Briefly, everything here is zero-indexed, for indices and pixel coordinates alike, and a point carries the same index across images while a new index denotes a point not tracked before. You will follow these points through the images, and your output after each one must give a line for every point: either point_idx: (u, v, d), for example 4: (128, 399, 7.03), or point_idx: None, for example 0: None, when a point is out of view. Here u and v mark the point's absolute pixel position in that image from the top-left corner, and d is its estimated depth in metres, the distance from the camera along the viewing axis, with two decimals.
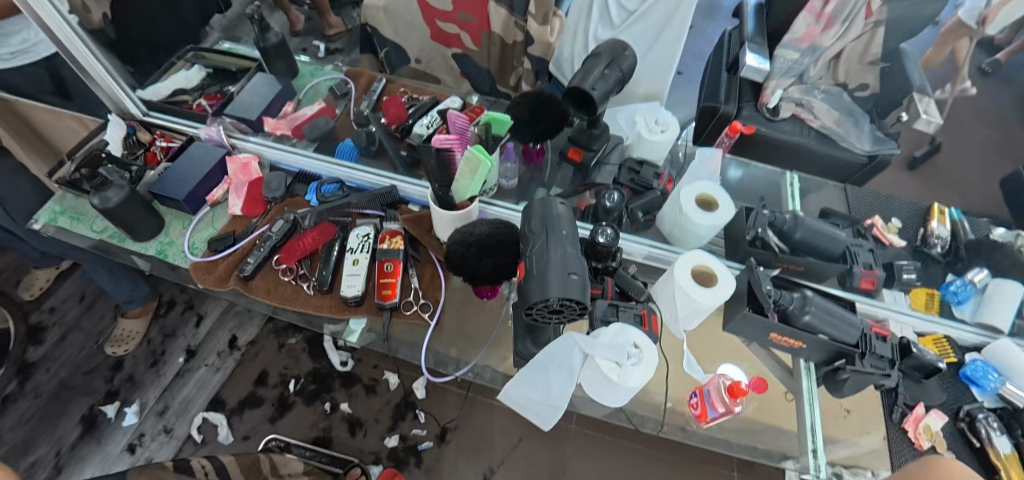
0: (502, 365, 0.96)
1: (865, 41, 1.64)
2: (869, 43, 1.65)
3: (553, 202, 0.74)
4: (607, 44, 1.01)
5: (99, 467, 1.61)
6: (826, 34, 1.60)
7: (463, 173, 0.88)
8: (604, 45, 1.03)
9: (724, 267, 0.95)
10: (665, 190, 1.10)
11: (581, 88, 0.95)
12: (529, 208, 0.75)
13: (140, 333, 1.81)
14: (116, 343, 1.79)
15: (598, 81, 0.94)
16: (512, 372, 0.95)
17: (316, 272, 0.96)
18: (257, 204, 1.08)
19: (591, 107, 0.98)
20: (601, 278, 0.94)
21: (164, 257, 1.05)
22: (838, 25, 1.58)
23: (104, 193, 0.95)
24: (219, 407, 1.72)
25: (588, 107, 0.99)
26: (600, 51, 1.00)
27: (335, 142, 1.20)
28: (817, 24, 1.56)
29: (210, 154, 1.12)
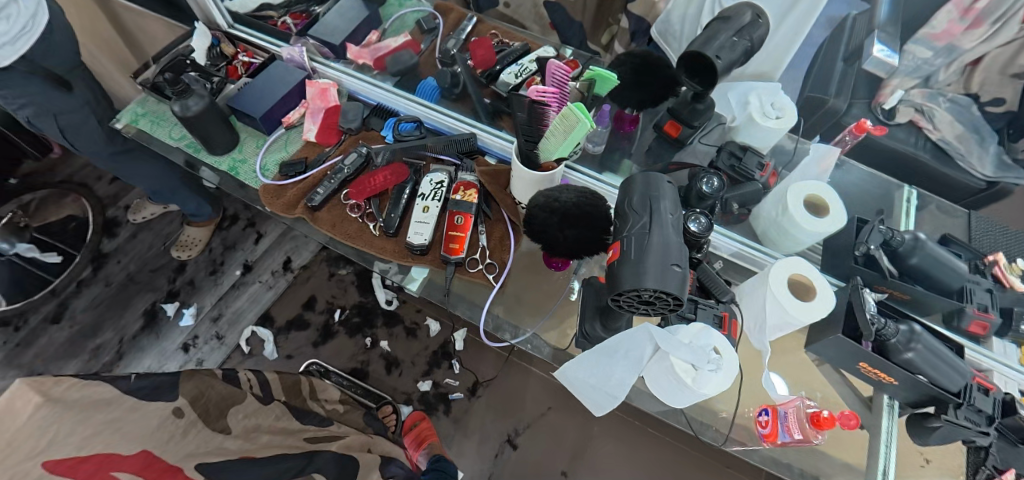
0: (555, 339, 0.91)
1: (1013, 50, 1.36)
2: (1018, 51, 1.37)
3: (658, 179, 0.66)
4: (733, 10, 0.89)
5: (156, 360, 1.71)
6: (969, 34, 1.35)
7: (555, 131, 0.80)
8: (730, 10, 0.90)
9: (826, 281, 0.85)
10: (767, 183, 0.99)
11: (700, 53, 0.84)
12: (629, 182, 0.66)
13: (203, 241, 1.87)
14: (181, 247, 1.85)
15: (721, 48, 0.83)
16: (565, 346, 0.90)
17: (383, 213, 0.92)
18: (332, 133, 1.04)
19: (706, 79, 0.87)
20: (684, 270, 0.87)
21: (235, 173, 1.02)
22: (987, 26, 1.32)
23: (186, 101, 0.94)
24: (267, 323, 1.78)
25: (702, 77, 0.87)
26: (728, 16, 0.87)
27: (417, 79, 1.12)
28: (962, 21, 1.32)
29: (291, 75, 1.08)
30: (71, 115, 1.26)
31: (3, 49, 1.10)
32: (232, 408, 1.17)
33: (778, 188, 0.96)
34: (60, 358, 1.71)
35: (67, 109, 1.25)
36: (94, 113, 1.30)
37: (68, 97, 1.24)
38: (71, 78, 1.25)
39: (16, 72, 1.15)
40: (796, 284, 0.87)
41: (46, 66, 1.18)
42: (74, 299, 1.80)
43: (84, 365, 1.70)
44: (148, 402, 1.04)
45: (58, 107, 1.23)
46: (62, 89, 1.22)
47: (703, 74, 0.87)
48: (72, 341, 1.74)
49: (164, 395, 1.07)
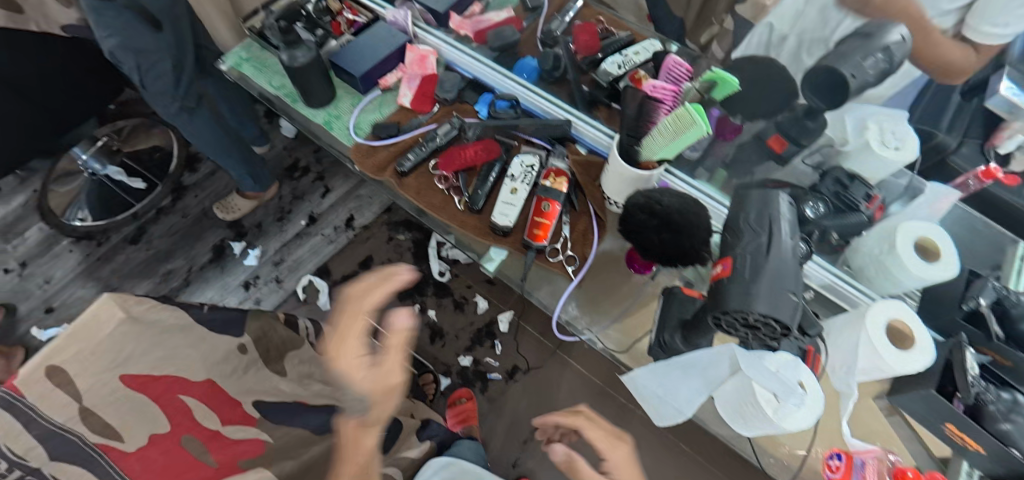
0: (615, 342, 0.90)
1: None
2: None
3: (780, 198, 0.62)
4: (873, 26, 0.82)
5: (218, 292, 1.81)
6: None
7: (665, 132, 0.77)
8: (868, 28, 0.83)
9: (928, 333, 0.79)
10: (873, 216, 0.91)
11: (833, 70, 0.77)
12: (746, 197, 0.63)
13: (244, 211, 1.89)
14: (225, 208, 1.88)
15: (859, 67, 0.76)
16: (624, 349, 0.89)
17: (470, 188, 0.92)
18: (426, 101, 1.04)
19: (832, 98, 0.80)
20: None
21: (328, 128, 1.04)
22: None
23: (294, 52, 0.94)
24: (324, 275, 1.84)
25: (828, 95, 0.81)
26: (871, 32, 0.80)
27: (516, 57, 1.10)
28: None
29: (394, 39, 1.08)
30: (162, 53, 1.35)
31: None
32: None
33: (885, 224, 0.89)
34: (134, 277, 1.83)
35: (148, 50, 1.33)
36: (172, 57, 1.37)
37: (156, 36, 1.33)
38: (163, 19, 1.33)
39: (113, 3, 1.24)
40: (893, 329, 0.81)
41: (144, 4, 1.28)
42: (152, 224, 1.91)
43: (155, 288, 1.81)
44: (219, 336, 0.97)
45: (142, 44, 1.31)
46: (152, 28, 1.31)
47: (829, 91, 0.80)
48: (147, 263, 1.85)
49: (232, 330, 1.00)
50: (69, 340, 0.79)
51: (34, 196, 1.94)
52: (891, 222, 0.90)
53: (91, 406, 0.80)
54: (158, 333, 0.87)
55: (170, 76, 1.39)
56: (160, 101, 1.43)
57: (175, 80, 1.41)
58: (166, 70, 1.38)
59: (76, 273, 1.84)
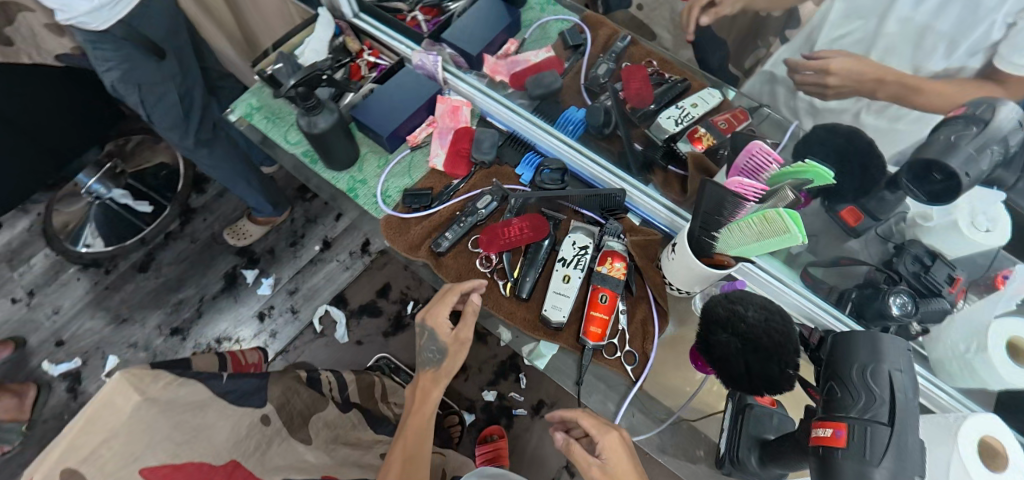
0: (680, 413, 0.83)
1: None
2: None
3: (898, 345, 0.54)
4: (977, 101, 0.71)
5: (232, 323, 1.74)
6: None
7: (744, 227, 0.67)
8: (971, 101, 0.73)
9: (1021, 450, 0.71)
10: (955, 302, 0.80)
11: (940, 162, 0.68)
12: (857, 342, 0.54)
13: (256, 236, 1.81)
14: (235, 233, 1.80)
15: (976, 165, 0.66)
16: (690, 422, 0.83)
17: (516, 272, 0.84)
18: (462, 163, 0.93)
19: (936, 190, 0.72)
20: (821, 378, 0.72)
21: (353, 195, 0.93)
22: None
23: (315, 117, 0.84)
24: (341, 304, 1.76)
25: (931, 187, 0.73)
26: (984, 114, 0.68)
27: (557, 106, 0.99)
28: None
29: (422, 88, 0.97)
30: (166, 83, 1.24)
31: (100, 12, 1.07)
32: (316, 415, 1.13)
33: (971, 315, 0.79)
34: (145, 307, 1.76)
35: (152, 82, 1.21)
36: (175, 88, 1.26)
37: (159, 66, 1.21)
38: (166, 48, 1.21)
39: (111, 34, 1.12)
40: (983, 447, 0.72)
41: (144, 33, 1.16)
42: (161, 250, 1.83)
43: (167, 319, 1.74)
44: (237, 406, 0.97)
45: (145, 77, 1.20)
46: (154, 58, 1.20)
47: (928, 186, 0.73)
48: (157, 293, 1.78)
49: (252, 401, 1.00)
50: (80, 443, 0.73)
51: (39, 219, 1.85)
52: (978, 310, 0.79)
53: None
54: (177, 411, 0.85)
55: (178, 107, 1.27)
56: (174, 135, 1.31)
57: (185, 116, 1.30)
58: (171, 104, 1.26)
59: (85, 302, 1.76)
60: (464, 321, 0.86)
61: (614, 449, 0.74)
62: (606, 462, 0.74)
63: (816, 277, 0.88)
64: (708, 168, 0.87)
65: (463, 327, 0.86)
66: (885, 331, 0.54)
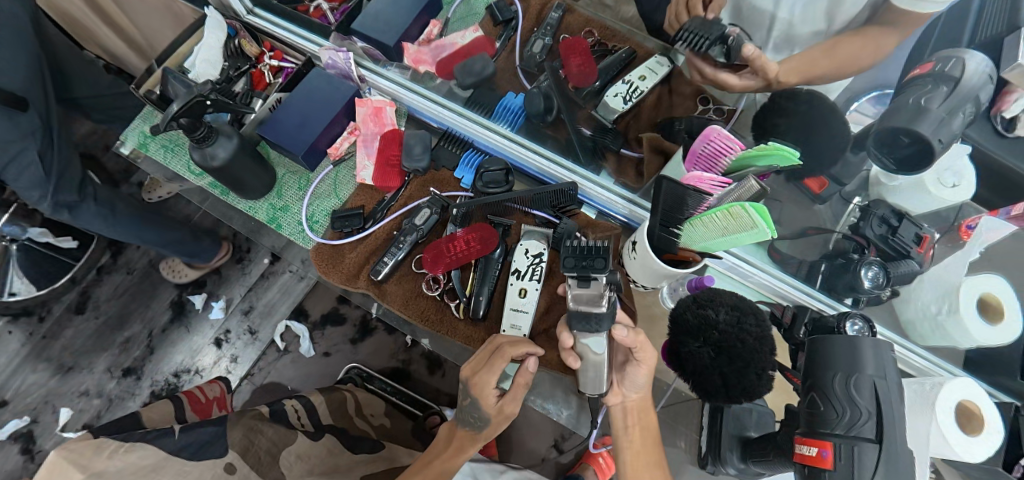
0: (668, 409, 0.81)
1: None
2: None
3: (878, 350, 0.52)
4: (940, 56, 0.69)
5: (188, 354, 1.58)
6: None
7: (709, 223, 0.60)
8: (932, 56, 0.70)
9: (994, 410, 0.69)
10: (924, 261, 0.78)
11: (909, 129, 0.67)
12: (837, 350, 0.52)
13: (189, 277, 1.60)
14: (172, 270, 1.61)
15: (946, 129, 0.66)
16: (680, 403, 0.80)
17: (467, 290, 0.77)
18: (392, 174, 0.83)
19: (905, 154, 0.72)
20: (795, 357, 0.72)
21: (276, 226, 0.84)
22: None
23: (211, 149, 0.73)
24: (301, 317, 1.60)
25: (898, 154, 0.74)
26: (951, 71, 0.66)
27: (494, 92, 0.88)
28: None
29: (337, 92, 0.85)
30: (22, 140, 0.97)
31: None
32: (286, 449, 0.96)
33: (941, 275, 0.77)
34: (89, 352, 1.57)
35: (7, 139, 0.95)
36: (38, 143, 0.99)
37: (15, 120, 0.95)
38: (29, 98, 0.98)
39: None
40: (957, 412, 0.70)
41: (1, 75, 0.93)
42: (97, 287, 1.62)
43: (116, 360, 1.57)
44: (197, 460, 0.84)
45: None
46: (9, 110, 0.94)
47: (898, 151, 0.73)
48: (100, 334, 1.59)
49: (212, 451, 0.86)
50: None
51: None
52: (946, 270, 0.77)
53: None
54: None
55: (38, 167, 1.00)
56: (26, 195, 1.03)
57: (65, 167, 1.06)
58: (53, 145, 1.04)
59: (24, 356, 1.56)
60: (511, 387, 0.74)
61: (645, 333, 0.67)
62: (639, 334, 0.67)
63: (783, 252, 0.85)
64: (664, 148, 0.81)
65: (511, 397, 0.74)
66: (864, 337, 0.52)
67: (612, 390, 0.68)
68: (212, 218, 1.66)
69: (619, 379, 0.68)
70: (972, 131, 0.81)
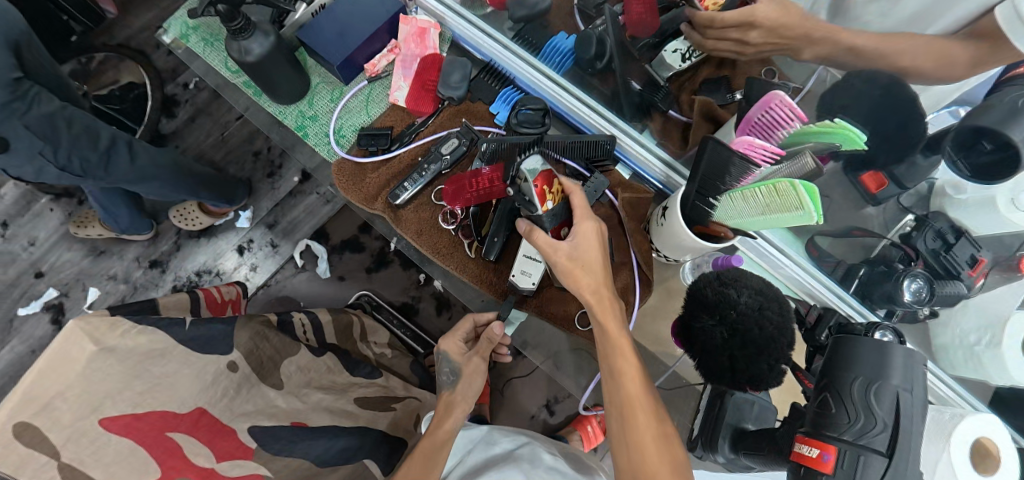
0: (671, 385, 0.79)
1: None
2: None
3: (908, 363, 0.48)
4: None
5: (211, 256, 1.57)
6: None
7: (750, 197, 0.56)
8: None
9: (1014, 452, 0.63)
10: (973, 287, 0.72)
11: (998, 132, 0.65)
12: (861, 353, 0.48)
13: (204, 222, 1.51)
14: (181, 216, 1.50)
15: None
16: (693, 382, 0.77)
17: (482, 230, 0.75)
18: (427, 99, 0.81)
19: (984, 162, 0.69)
20: (810, 359, 0.68)
21: (303, 134, 0.84)
22: None
23: (246, 43, 0.71)
24: (322, 239, 1.57)
25: (976, 161, 0.70)
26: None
27: (545, 31, 0.83)
28: None
29: (381, 3, 0.81)
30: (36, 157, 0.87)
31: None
32: (287, 360, 0.91)
33: (988, 302, 0.72)
34: (121, 239, 1.56)
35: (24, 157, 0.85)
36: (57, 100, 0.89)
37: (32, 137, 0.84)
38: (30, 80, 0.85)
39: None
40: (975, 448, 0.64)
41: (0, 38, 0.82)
42: None
43: (145, 252, 1.56)
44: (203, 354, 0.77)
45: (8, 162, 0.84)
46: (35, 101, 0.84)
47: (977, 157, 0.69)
48: None
49: (218, 347, 0.79)
50: (43, 386, 0.62)
51: None
52: (1001, 300, 0.72)
53: (72, 461, 0.63)
54: (136, 361, 0.68)
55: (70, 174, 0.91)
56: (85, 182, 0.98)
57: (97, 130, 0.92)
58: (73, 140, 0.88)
59: (62, 234, 1.56)
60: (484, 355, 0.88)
61: (589, 235, 0.65)
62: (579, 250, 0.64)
63: (822, 248, 0.80)
64: (715, 116, 0.75)
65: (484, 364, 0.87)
66: (894, 345, 0.48)
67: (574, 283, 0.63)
68: (249, 127, 1.60)
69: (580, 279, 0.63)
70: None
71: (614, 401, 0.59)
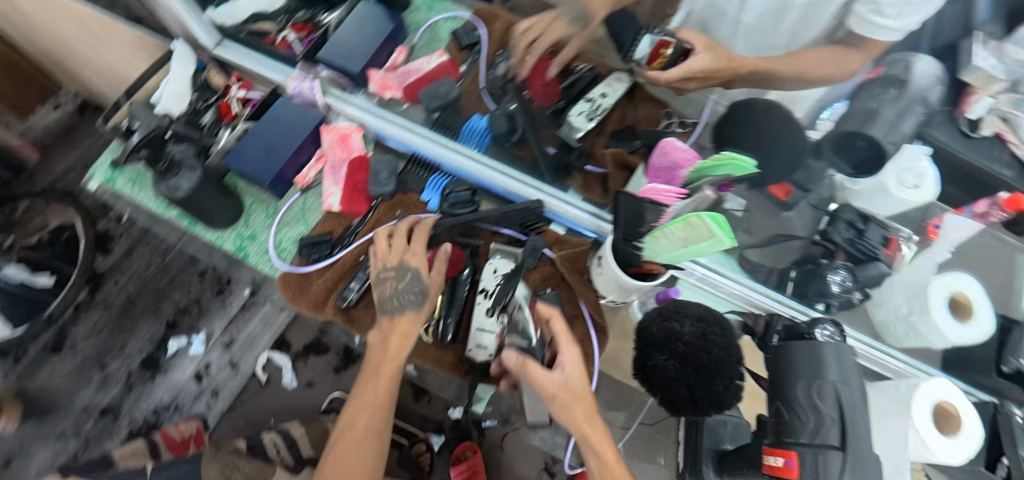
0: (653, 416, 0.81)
1: None
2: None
3: (839, 355, 0.51)
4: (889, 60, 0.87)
5: (168, 391, 1.45)
6: None
7: (670, 234, 0.60)
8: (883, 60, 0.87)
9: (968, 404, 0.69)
10: (893, 263, 0.80)
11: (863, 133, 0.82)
12: (797, 357, 0.51)
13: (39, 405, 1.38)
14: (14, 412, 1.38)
15: (889, 133, 0.82)
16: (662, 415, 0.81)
17: (435, 314, 0.76)
18: (360, 199, 0.83)
19: (863, 157, 0.81)
20: None
21: (244, 255, 0.84)
22: None
23: (174, 180, 0.73)
24: (283, 348, 1.49)
25: (856, 159, 0.81)
26: (899, 75, 0.86)
27: (460, 116, 0.89)
28: None
29: (303, 119, 0.86)
30: None
31: None
32: None
33: (908, 275, 0.80)
34: (65, 392, 1.43)
35: None
36: None
37: None
38: None
39: None
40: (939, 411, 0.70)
41: None
42: (73, 326, 1.48)
43: (93, 401, 1.43)
44: None
45: None
46: None
47: (856, 154, 0.81)
48: (77, 374, 1.45)
49: None
50: None
51: None
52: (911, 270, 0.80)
53: None
54: None
55: None
56: None
57: None
58: None
59: None
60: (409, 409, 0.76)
61: (574, 358, 0.65)
62: (566, 371, 0.64)
63: (754, 261, 0.85)
64: (629, 163, 0.82)
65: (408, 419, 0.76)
66: (824, 343, 0.51)
67: (566, 409, 0.62)
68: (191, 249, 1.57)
69: (574, 404, 0.62)
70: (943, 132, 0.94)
71: (570, 428, 0.63)
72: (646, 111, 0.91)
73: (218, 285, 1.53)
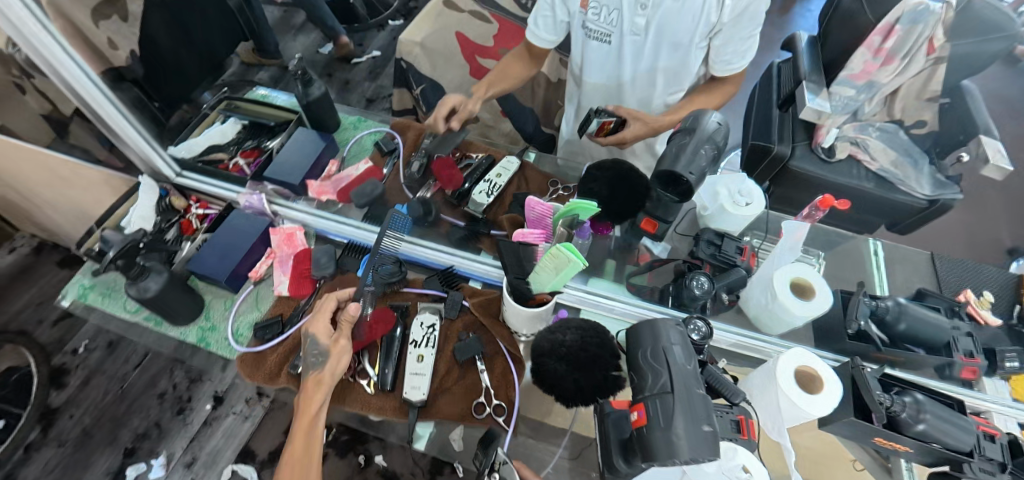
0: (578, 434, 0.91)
1: (925, 77, 1.43)
2: (929, 78, 1.44)
3: (669, 326, 0.66)
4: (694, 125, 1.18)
5: None
6: (884, 70, 1.42)
7: (544, 269, 0.77)
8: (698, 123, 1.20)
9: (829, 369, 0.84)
10: (749, 266, 1.01)
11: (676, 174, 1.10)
12: (641, 332, 0.66)
13: None
14: None
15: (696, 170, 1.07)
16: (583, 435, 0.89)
17: (375, 368, 0.89)
18: (305, 283, 0.99)
19: None
20: None
21: (205, 344, 0.96)
22: (899, 61, 1.39)
23: (144, 282, 0.87)
24: (248, 459, 1.44)
25: None
26: None
27: (386, 207, 1.08)
28: (876, 60, 1.41)
29: (253, 224, 1.03)
30: None
31: None
32: None
33: (763, 273, 0.98)
34: None
35: None
36: None
37: None
38: None
39: None
40: (803, 376, 0.85)
41: None
42: (22, 468, 1.46)
43: None
44: None
45: None
46: None
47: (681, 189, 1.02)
48: None
49: None
50: None
51: None
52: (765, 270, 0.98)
53: None
54: None
55: None
56: None
57: None
58: None
59: None
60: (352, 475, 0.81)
61: None
62: None
63: (640, 284, 1.04)
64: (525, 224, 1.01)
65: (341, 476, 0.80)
66: (657, 318, 0.67)
67: None
68: (150, 371, 1.62)
69: None
70: (804, 161, 1.56)
71: None
72: (535, 182, 1.14)
73: (180, 402, 1.53)
